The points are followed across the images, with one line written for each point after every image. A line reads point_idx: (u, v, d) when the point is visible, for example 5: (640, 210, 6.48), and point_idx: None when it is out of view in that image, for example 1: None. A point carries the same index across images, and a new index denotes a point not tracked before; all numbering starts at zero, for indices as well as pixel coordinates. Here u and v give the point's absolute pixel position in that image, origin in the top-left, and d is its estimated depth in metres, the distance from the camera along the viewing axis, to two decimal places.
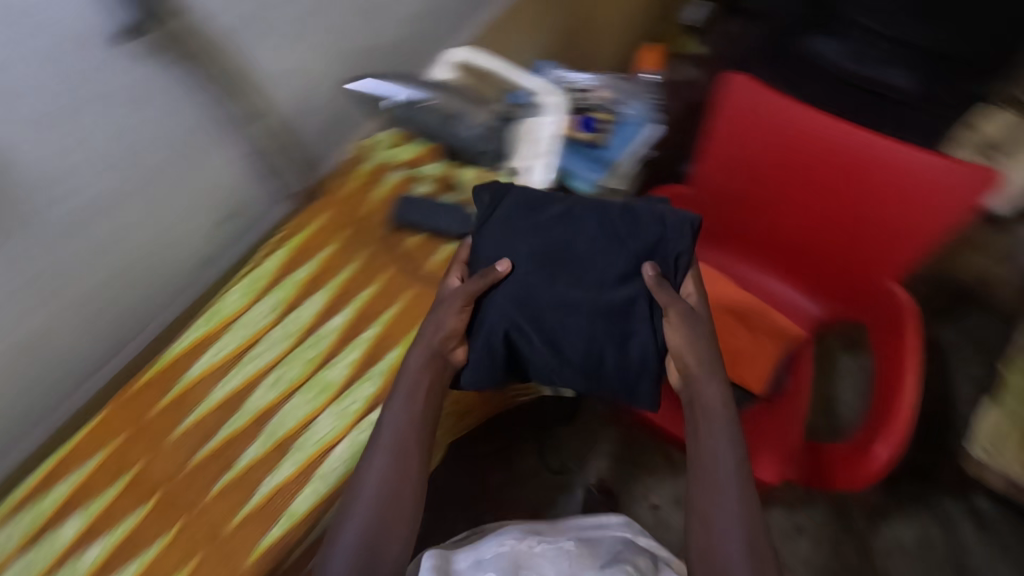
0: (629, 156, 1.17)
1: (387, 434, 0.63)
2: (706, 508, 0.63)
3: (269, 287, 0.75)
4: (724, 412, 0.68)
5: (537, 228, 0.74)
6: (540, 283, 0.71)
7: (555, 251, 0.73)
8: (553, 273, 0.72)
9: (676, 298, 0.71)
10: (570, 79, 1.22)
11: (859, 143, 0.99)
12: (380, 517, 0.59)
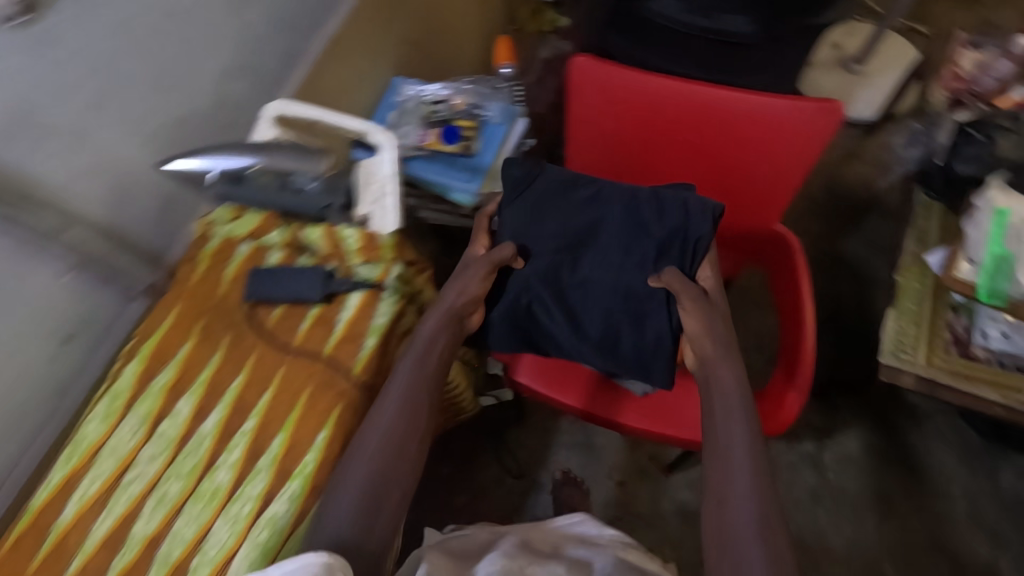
0: (500, 156, 1.18)
1: (399, 388, 0.73)
2: (723, 485, 0.81)
3: (130, 404, 0.69)
4: (734, 387, 0.89)
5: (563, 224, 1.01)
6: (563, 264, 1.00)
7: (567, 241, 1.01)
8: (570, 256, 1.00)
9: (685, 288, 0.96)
10: (424, 93, 1.20)
11: (711, 100, 0.98)
12: (375, 487, 0.67)
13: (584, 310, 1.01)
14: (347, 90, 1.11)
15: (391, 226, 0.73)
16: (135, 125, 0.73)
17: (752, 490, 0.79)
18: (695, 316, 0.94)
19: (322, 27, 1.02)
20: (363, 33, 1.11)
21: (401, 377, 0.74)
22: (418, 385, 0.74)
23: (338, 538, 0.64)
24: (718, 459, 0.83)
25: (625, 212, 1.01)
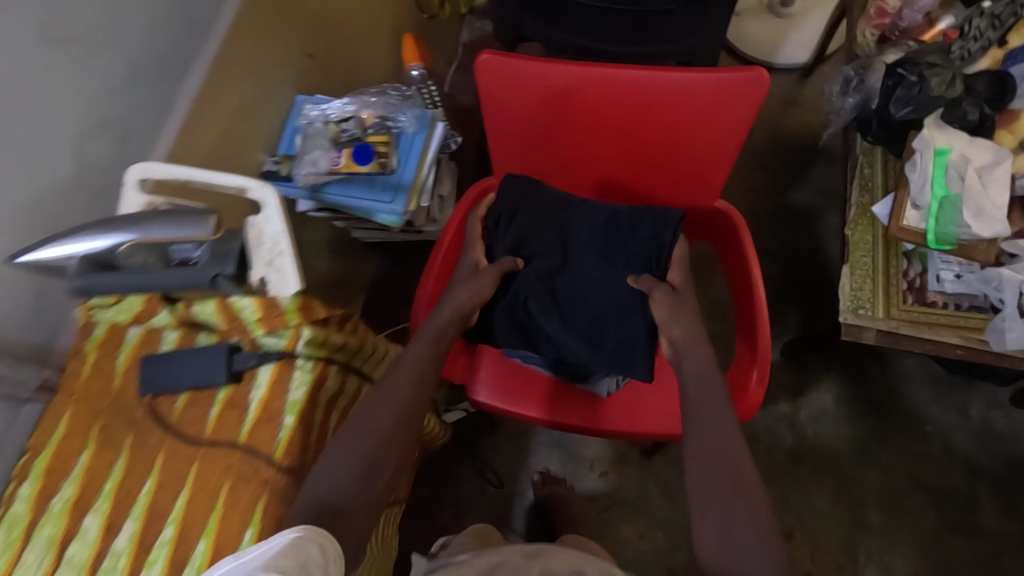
0: (421, 169, 1.11)
1: (404, 371, 0.80)
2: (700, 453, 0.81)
3: (26, 535, 0.60)
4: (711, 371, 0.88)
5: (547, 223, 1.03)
6: (556, 263, 1.01)
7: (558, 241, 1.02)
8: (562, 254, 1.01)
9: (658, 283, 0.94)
10: (327, 113, 1.10)
11: (627, 82, 0.90)
12: (368, 462, 0.70)
13: (569, 312, 1.00)
14: (237, 119, 1.01)
15: (292, 288, 0.66)
16: None
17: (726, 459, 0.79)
18: (665, 309, 0.93)
19: (197, 57, 0.91)
20: (248, 56, 1.00)
21: (413, 359, 0.83)
22: (427, 363, 0.83)
23: (326, 500, 0.64)
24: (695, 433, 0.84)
25: (603, 227, 1.01)
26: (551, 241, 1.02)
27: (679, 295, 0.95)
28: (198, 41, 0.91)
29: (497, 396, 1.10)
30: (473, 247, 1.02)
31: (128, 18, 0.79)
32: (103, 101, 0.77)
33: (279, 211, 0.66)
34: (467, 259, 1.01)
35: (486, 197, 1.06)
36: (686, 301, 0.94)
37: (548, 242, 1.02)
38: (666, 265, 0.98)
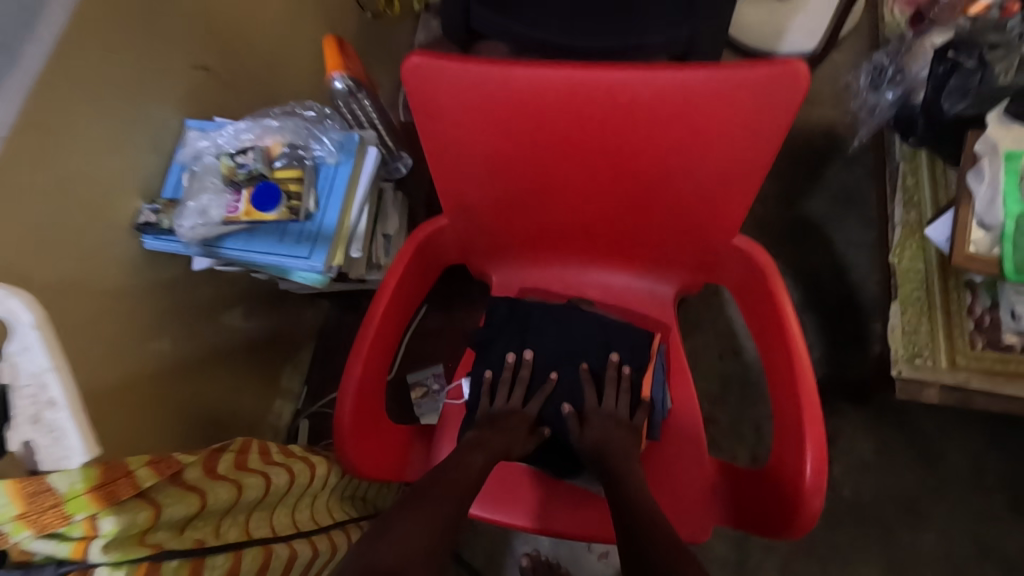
0: (348, 210, 0.86)
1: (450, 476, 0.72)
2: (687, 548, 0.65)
3: None
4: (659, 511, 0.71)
5: (523, 329, 0.86)
6: (526, 346, 0.85)
7: (530, 340, 0.85)
8: (531, 341, 0.85)
9: (599, 425, 0.80)
10: (217, 143, 0.84)
11: (610, 88, 0.65)
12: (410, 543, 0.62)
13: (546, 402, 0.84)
14: (90, 160, 0.74)
15: (78, 457, 0.42)
16: None
17: None
18: (595, 440, 0.78)
19: (11, 75, 0.64)
20: (108, 76, 0.75)
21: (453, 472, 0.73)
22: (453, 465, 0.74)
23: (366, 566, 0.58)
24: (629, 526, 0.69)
25: (569, 329, 0.85)
26: (531, 339, 0.85)
27: (604, 414, 0.81)
28: (22, 58, 0.65)
29: (483, 501, 0.85)
30: (512, 415, 0.81)
31: None
32: None
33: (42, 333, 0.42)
34: (512, 427, 0.80)
35: (551, 378, 0.83)
36: (603, 430, 0.79)
37: (510, 341, 0.86)
38: (584, 378, 0.83)
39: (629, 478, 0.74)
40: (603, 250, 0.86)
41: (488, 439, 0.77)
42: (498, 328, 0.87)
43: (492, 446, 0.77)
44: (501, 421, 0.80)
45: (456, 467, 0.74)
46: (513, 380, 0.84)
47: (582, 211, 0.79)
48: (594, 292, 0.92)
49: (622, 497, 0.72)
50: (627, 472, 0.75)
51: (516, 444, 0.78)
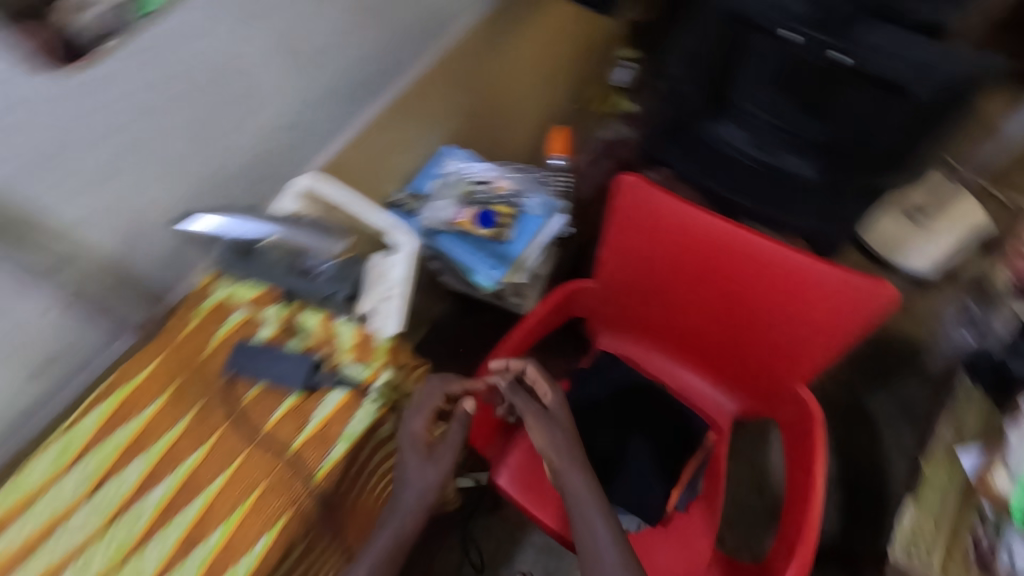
0: (531, 250, 1.14)
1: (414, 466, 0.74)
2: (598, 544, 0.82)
3: (82, 452, 0.67)
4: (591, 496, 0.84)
5: (616, 386, 1.13)
6: (614, 397, 1.12)
7: (618, 397, 1.12)
8: (621, 396, 1.12)
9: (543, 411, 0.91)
10: (469, 172, 1.18)
11: (751, 251, 0.92)
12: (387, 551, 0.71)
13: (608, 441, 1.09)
14: (395, 151, 1.10)
15: (392, 329, 0.73)
16: (179, 175, 0.74)
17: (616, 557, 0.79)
18: (545, 430, 0.89)
19: (385, 90, 1.02)
20: (427, 105, 1.11)
21: (417, 470, 0.74)
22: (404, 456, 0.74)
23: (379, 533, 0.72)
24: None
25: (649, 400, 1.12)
26: (619, 395, 1.12)
27: (547, 416, 0.91)
28: (395, 83, 1.03)
29: (524, 492, 1.06)
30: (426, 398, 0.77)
31: (349, 42, 0.90)
32: (297, 110, 0.86)
33: (408, 260, 0.79)
34: (410, 454, 0.75)
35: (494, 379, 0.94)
36: (548, 433, 0.88)
37: (602, 388, 1.14)
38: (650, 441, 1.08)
39: (576, 499, 0.84)
40: (697, 354, 1.13)
41: (408, 481, 0.73)
42: (598, 376, 1.15)
43: (410, 487, 0.73)
44: (419, 463, 0.74)
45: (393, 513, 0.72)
46: (416, 413, 0.76)
47: (693, 319, 1.07)
48: (676, 379, 1.19)
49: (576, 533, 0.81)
50: (575, 490, 0.84)
51: (430, 466, 0.74)
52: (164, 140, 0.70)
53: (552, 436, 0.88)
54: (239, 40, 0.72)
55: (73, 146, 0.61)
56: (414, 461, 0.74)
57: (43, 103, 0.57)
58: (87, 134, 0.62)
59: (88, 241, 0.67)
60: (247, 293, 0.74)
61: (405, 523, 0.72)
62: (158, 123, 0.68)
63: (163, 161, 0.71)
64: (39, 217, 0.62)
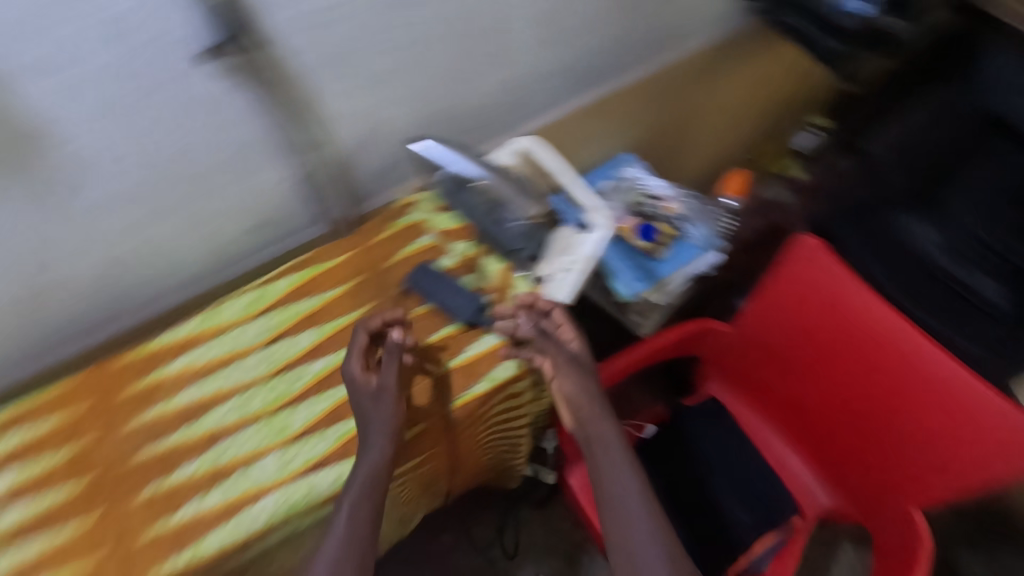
0: (678, 276, 1.14)
1: (379, 406, 0.67)
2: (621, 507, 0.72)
3: (269, 308, 0.77)
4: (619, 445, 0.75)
5: (715, 433, 1.12)
6: (712, 444, 1.11)
7: (715, 445, 1.11)
8: (719, 447, 1.11)
9: (558, 352, 0.74)
10: (644, 183, 1.19)
11: (911, 353, 0.87)
12: (368, 483, 0.64)
13: (694, 481, 1.08)
14: (584, 141, 1.14)
15: (563, 298, 0.77)
16: (420, 104, 0.82)
17: (645, 523, 0.70)
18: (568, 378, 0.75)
19: (601, 84, 1.06)
20: (629, 108, 1.15)
21: (375, 412, 0.67)
22: (354, 395, 0.68)
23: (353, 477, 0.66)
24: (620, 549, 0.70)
25: (745, 459, 1.10)
26: (716, 444, 1.11)
27: (571, 364, 0.75)
28: (613, 80, 1.07)
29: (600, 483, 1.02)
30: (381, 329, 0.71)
31: (593, 33, 0.94)
32: (529, 77, 0.92)
33: (598, 243, 0.80)
34: (359, 399, 0.68)
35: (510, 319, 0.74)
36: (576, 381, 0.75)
37: (700, 430, 1.12)
38: (737, 497, 1.06)
39: (601, 449, 0.75)
40: (811, 435, 1.09)
41: (369, 423, 0.66)
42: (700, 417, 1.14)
43: (377, 428, 0.66)
44: (375, 406, 0.67)
45: (364, 450, 0.65)
46: (356, 355, 0.70)
47: (821, 399, 1.03)
48: (777, 452, 1.15)
49: (603, 489, 0.72)
50: (601, 441, 0.76)
51: (381, 402, 0.67)
52: (422, 69, 0.78)
53: (581, 381, 0.76)
54: (513, 2, 0.79)
55: (360, 53, 0.70)
56: (367, 404, 0.67)
57: (352, 10, 0.66)
58: (372, 45, 0.70)
59: (334, 135, 0.77)
60: (440, 226, 0.81)
61: (379, 458, 0.65)
62: (424, 54, 0.76)
63: (415, 88, 0.79)
64: (312, 104, 0.71)
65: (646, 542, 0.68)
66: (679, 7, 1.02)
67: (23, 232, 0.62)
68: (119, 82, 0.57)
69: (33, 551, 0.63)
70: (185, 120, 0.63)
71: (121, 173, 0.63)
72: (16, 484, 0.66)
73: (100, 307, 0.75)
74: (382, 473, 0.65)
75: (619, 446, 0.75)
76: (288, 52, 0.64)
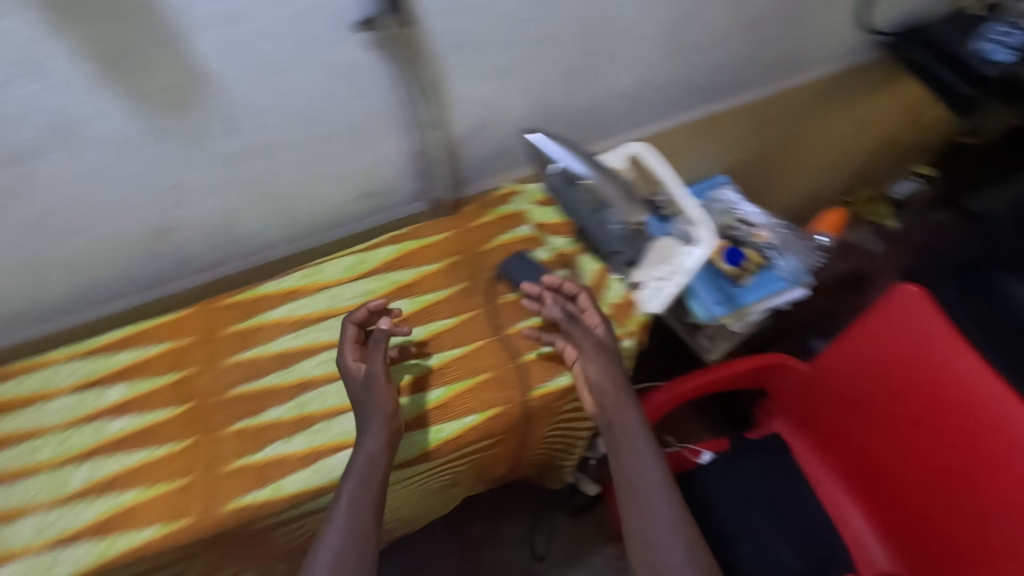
0: (759, 306, 1.09)
1: (380, 393, 0.65)
2: (643, 507, 0.62)
3: (367, 274, 0.80)
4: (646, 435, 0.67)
5: (772, 472, 1.08)
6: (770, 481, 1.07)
7: (773, 483, 1.07)
8: (775, 486, 1.07)
9: (585, 335, 0.70)
10: (738, 208, 1.17)
11: (996, 412, 0.82)
12: (368, 471, 0.62)
13: (749, 515, 1.02)
14: (683, 157, 1.13)
15: (653, 307, 0.76)
16: (536, 99, 0.84)
17: (669, 521, 0.61)
18: (591, 361, 0.69)
19: (710, 103, 1.05)
20: (732, 130, 1.13)
21: (372, 399, 0.65)
22: (350, 382, 0.68)
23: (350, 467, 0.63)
24: (641, 548, 0.60)
25: (801, 503, 1.06)
26: (773, 482, 1.07)
27: (596, 350, 0.70)
28: (724, 100, 1.06)
29: None
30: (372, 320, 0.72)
31: (714, 50, 0.93)
32: (644, 86, 0.92)
33: (701, 259, 0.79)
34: (355, 388, 0.67)
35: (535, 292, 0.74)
36: (603, 366, 0.68)
37: (758, 466, 1.09)
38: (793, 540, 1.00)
39: (625, 440, 0.67)
40: (877, 490, 1.03)
41: (366, 412, 0.65)
42: (758, 454, 1.10)
43: (374, 414, 0.64)
44: (370, 392, 0.66)
45: (362, 437, 0.63)
46: (348, 348, 0.70)
47: (891, 452, 0.98)
48: (837, 502, 1.10)
49: (626, 482, 0.64)
50: (626, 430, 0.67)
51: (378, 389, 0.66)
52: (545, 65, 0.79)
53: (607, 367, 0.69)
54: (644, 11, 0.79)
55: (491, 43, 0.73)
56: (362, 392, 0.66)
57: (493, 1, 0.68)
58: (504, 37, 0.73)
59: (452, 118, 0.79)
60: (541, 222, 0.84)
61: (377, 446, 0.63)
62: (550, 51, 0.78)
63: (535, 83, 0.81)
64: (439, 85, 0.74)
65: (668, 538, 0.59)
66: (803, 35, 1.00)
67: (169, 170, 0.68)
68: (278, 43, 0.61)
69: (130, 462, 0.68)
70: (326, 85, 0.67)
71: (260, 128, 0.68)
72: (125, 398, 0.72)
73: (216, 249, 0.81)
74: (380, 461, 0.62)
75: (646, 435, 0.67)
76: (428, 33, 0.67)
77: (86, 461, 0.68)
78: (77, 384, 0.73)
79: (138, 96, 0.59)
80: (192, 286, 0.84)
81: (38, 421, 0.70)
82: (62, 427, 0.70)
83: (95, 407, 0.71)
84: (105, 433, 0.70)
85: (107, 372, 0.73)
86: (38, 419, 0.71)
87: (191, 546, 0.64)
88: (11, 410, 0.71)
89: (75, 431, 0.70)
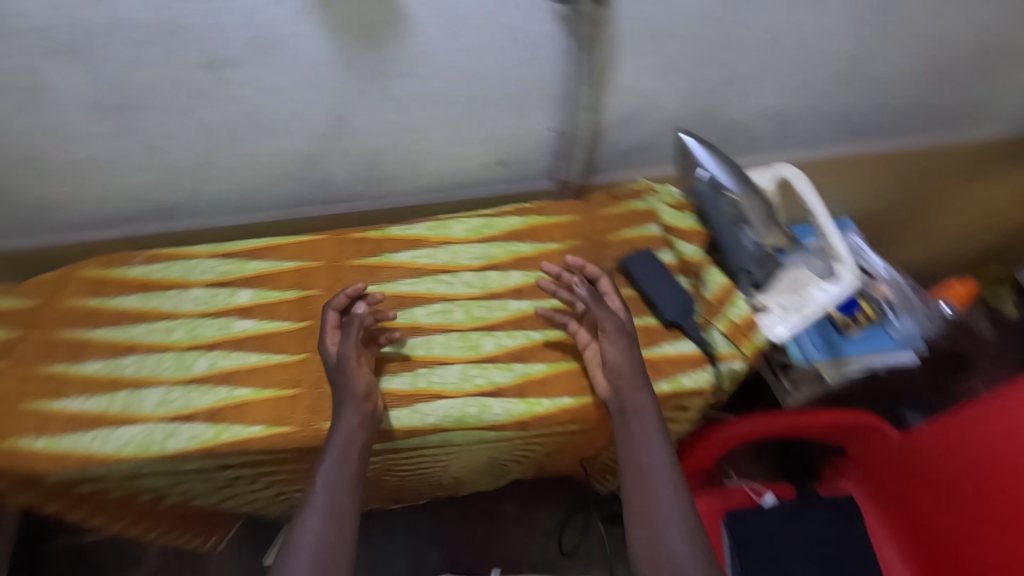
0: (861, 361, 1.02)
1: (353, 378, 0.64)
2: (650, 496, 0.60)
3: (491, 238, 0.82)
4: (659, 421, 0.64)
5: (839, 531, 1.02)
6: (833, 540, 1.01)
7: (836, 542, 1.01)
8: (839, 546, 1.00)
9: (608, 317, 0.69)
10: (863, 256, 1.12)
11: None
12: (343, 451, 0.61)
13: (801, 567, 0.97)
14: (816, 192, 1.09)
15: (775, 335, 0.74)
16: (694, 103, 0.82)
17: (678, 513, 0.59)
18: (609, 343, 0.68)
19: (862, 141, 1.00)
20: (875, 174, 1.08)
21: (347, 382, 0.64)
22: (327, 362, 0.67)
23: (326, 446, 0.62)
24: (645, 535, 0.59)
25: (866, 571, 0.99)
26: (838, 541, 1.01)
27: (613, 332, 0.68)
28: (878, 141, 1.01)
29: None
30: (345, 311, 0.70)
31: (887, 87, 0.88)
32: (803, 110, 0.89)
33: (837, 294, 0.75)
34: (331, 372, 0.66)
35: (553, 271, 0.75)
36: (621, 348, 0.67)
37: (825, 520, 1.03)
38: None
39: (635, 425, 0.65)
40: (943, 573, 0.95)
41: (340, 393, 0.63)
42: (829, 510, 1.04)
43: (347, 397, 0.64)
44: (342, 374, 0.64)
45: (337, 421, 0.63)
46: (328, 332, 0.69)
47: (967, 539, 0.89)
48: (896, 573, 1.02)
49: (634, 470, 0.62)
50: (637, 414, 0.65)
51: (353, 371, 0.65)
52: (714, 70, 0.78)
53: (627, 350, 0.68)
54: (831, 33, 0.76)
55: (670, 38, 0.72)
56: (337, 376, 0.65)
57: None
58: (685, 35, 0.72)
59: (608, 105, 0.79)
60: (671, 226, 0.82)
61: (354, 426, 0.62)
62: (724, 57, 0.76)
63: (698, 86, 0.80)
64: (607, 70, 0.74)
65: (674, 529, 0.58)
66: (985, 90, 0.93)
67: (342, 102, 0.72)
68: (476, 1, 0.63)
69: (248, 361, 0.73)
70: (504, 50, 0.69)
71: (433, 78, 0.70)
72: (253, 302, 0.77)
73: (358, 184, 0.85)
74: (358, 441, 0.62)
75: (658, 421, 0.64)
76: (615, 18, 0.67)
77: (211, 351, 0.73)
78: (215, 279, 0.78)
79: (338, 27, 0.63)
80: (327, 213, 0.88)
81: (176, 305, 0.77)
82: (196, 315, 0.76)
83: (227, 304, 0.77)
84: (231, 329, 0.75)
85: (242, 274, 0.79)
86: (177, 304, 0.77)
87: (289, 450, 0.68)
88: (156, 289, 0.78)
89: (206, 321, 0.75)
